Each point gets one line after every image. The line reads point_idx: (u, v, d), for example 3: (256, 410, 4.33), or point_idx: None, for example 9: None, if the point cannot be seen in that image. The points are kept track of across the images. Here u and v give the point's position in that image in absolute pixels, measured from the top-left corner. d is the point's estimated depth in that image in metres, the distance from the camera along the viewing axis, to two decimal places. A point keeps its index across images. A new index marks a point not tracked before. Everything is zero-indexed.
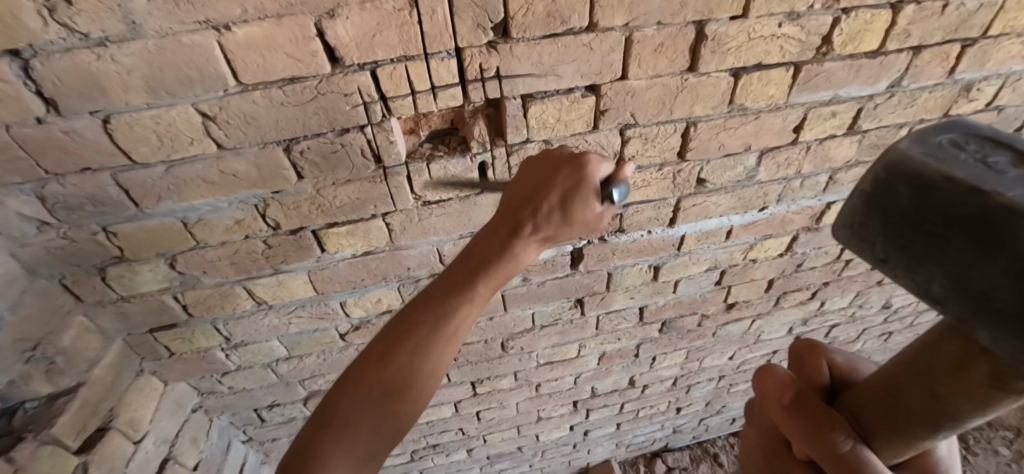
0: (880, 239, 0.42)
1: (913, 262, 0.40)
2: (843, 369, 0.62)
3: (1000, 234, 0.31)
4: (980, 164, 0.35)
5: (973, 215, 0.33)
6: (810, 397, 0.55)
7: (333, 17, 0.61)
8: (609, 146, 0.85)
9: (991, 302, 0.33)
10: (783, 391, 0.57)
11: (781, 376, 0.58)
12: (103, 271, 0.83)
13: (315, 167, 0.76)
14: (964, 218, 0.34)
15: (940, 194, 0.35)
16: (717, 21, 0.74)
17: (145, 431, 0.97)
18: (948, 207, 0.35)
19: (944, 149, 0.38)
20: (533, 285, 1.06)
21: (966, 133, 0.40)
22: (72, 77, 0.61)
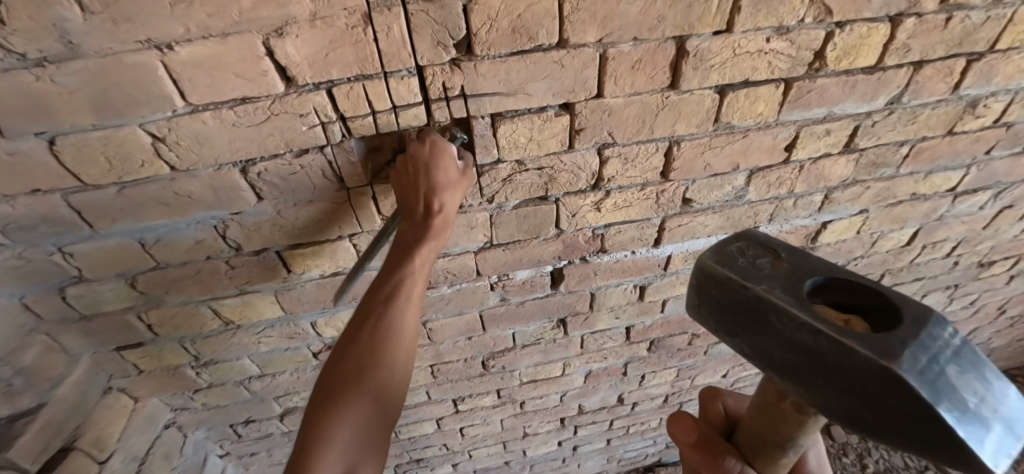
0: (714, 317, 0.60)
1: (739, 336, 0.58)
2: (734, 407, 0.82)
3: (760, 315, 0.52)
4: (759, 260, 0.55)
5: (750, 304, 0.52)
6: (707, 436, 0.73)
7: (282, 35, 0.58)
8: (586, 167, 0.81)
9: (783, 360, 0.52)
10: (690, 432, 0.73)
11: (686, 419, 0.74)
12: (63, 290, 0.81)
13: (273, 188, 0.73)
14: (743, 309, 0.54)
15: (738, 293, 0.53)
16: (698, 36, 0.70)
17: (113, 450, 0.95)
18: (736, 296, 0.54)
19: (733, 255, 0.56)
20: (512, 305, 1.02)
21: (751, 239, 0.58)
22: (10, 98, 0.58)
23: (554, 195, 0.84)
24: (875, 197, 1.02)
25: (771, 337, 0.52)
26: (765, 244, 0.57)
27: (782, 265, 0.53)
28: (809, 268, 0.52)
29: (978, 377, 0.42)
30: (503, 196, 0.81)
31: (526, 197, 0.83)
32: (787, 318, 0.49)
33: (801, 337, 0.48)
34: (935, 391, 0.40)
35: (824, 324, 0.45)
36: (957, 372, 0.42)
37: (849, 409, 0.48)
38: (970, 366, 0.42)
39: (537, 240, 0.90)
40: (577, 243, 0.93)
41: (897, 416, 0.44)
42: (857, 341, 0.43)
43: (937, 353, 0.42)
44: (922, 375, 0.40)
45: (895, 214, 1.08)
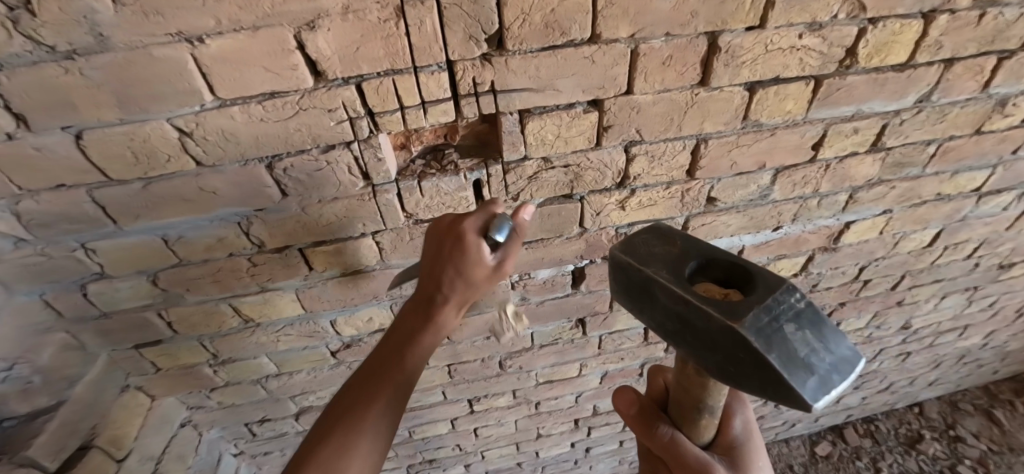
0: (617, 294, 0.63)
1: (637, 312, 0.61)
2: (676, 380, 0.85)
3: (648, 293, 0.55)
4: (655, 246, 0.58)
5: (642, 284, 0.55)
6: (646, 407, 0.76)
7: (314, 28, 0.57)
8: (613, 164, 0.80)
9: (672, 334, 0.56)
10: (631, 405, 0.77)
11: (627, 393, 0.78)
12: (83, 287, 0.80)
13: (299, 184, 0.72)
14: (638, 288, 0.57)
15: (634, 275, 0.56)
16: (731, 32, 0.69)
17: (130, 449, 0.94)
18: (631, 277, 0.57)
19: (637, 244, 0.58)
20: (531, 304, 1.01)
21: (659, 231, 0.60)
22: (37, 92, 0.58)
23: (579, 193, 0.83)
24: (899, 198, 1.01)
25: (659, 313, 0.56)
26: (665, 234, 0.59)
27: (674, 248, 0.56)
28: (694, 250, 0.56)
29: (813, 333, 0.48)
30: (528, 193, 0.81)
31: (551, 195, 0.82)
32: (667, 293, 0.52)
33: (677, 310, 0.52)
34: (767, 341, 0.46)
35: (692, 294, 0.50)
36: (791, 327, 0.47)
37: (716, 368, 0.53)
38: (799, 322, 0.48)
39: (560, 238, 0.89)
40: (600, 242, 0.92)
41: (740, 367, 0.49)
42: (713, 307, 0.48)
43: (776, 313, 0.47)
44: (759, 330, 0.46)
45: (919, 215, 1.06)
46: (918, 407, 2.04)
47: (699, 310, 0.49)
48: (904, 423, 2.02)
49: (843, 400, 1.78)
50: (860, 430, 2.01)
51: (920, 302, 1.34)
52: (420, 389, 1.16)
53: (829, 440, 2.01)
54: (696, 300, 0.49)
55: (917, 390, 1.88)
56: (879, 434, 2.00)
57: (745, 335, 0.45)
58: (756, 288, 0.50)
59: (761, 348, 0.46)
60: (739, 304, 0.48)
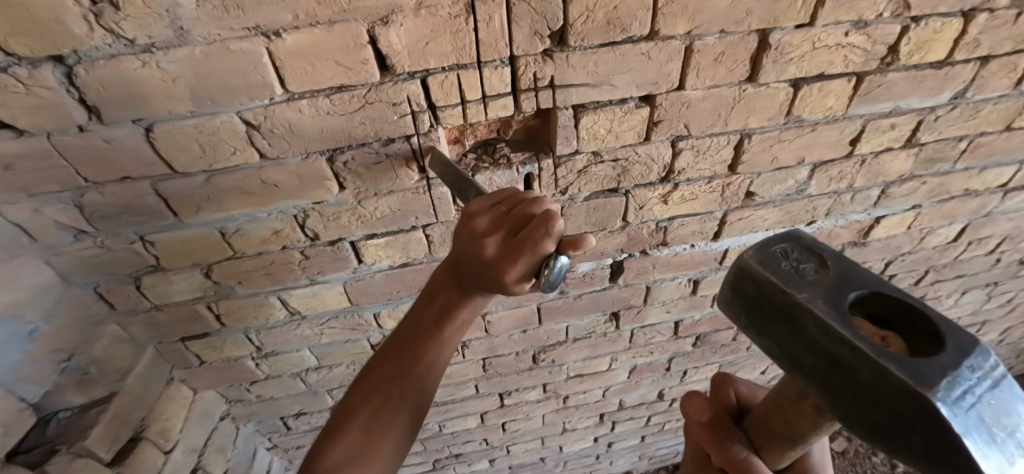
0: (736, 311, 0.54)
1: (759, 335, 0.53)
2: (746, 396, 0.73)
3: (789, 321, 0.46)
4: (804, 265, 0.48)
5: (783, 308, 0.47)
6: (720, 418, 0.66)
7: (387, 23, 0.58)
8: (659, 159, 0.82)
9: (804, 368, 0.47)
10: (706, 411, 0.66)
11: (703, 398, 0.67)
12: (137, 280, 0.81)
13: (357, 178, 0.73)
14: (775, 312, 0.48)
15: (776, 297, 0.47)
16: (781, 30, 0.70)
17: (175, 441, 0.95)
18: (772, 298, 0.48)
19: (777, 258, 0.49)
20: (569, 298, 1.03)
21: (798, 242, 0.51)
22: (114, 85, 0.59)
23: (625, 188, 0.85)
24: (928, 193, 1.03)
25: (796, 343, 0.47)
26: (811, 248, 0.50)
27: (830, 273, 0.47)
28: (856, 277, 0.46)
29: (1009, 406, 0.37)
30: (576, 187, 0.82)
31: (598, 189, 0.84)
32: (819, 327, 0.44)
33: (826, 347, 0.43)
34: (963, 420, 0.36)
35: (860, 339, 0.40)
36: (989, 402, 0.37)
37: (851, 419, 0.44)
38: (1000, 396, 0.37)
39: (603, 232, 0.91)
40: (641, 236, 0.93)
41: (902, 434, 0.40)
42: (889, 360, 0.38)
43: (966, 383, 0.37)
44: (952, 400, 0.36)
45: (946, 210, 1.09)
46: None
47: (870, 361, 0.39)
48: None
49: None
50: None
51: (941, 297, 1.36)
52: (455, 383, 1.17)
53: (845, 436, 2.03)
54: (867, 347, 0.40)
55: None
56: None
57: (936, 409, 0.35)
58: (943, 344, 0.40)
59: (950, 422, 0.35)
60: (927, 364, 0.38)
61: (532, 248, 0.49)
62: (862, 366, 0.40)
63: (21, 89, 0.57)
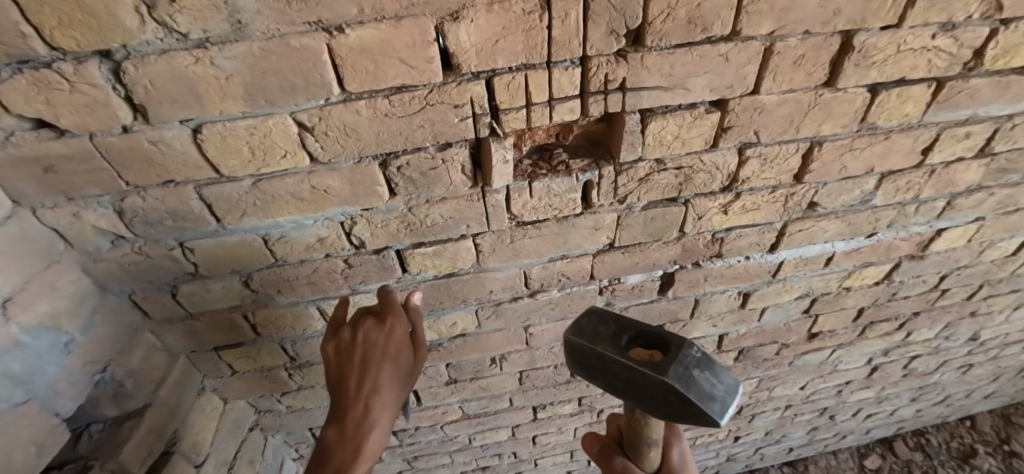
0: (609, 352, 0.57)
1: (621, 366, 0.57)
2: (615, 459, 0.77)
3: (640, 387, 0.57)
4: (599, 328, 0.60)
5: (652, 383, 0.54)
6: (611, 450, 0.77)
7: (457, 19, 0.55)
8: (724, 167, 0.77)
9: (638, 384, 0.56)
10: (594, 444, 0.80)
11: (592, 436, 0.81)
12: (174, 288, 0.77)
13: (411, 184, 0.69)
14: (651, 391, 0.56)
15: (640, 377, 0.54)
16: (867, 31, 0.66)
17: (206, 455, 0.90)
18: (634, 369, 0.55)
19: (582, 329, 0.60)
20: (616, 310, 0.98)
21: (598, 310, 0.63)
22: (163, 82, 0.55)
23: (685, 197, 0.80)
24: (996, 204, 0.98)
25: (606, 372, 0.60)
26: (593, 310, 0.63)
27: (609, 329, 0.59)
28: (626, 322, 0.59)
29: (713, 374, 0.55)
30: (636, 196, 0.78)
31: (658, 198, 0.79)
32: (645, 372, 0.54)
33: (618, 389, 0.60)
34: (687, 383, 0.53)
35: (631, 360, 0.54)
36: (698, 371, 0.55)
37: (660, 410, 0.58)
38: (728, 397, 0.56)
39: (658, 243, 0.86)
40: (696, 246, 0.89)
41: (677, 402, 0.54)
42: (644, 366, 0.54)
43: (713, 389, 0.55)
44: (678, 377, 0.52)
45: (1011, 223, 1.04)
46: (969, 420, 1.98)
47: (641, 408, 0.61)
48: (956, 436, 1.96)
49: (898, 412, 1.71)
50: (910, 443, 1.95)
51: (992, 312, 1.31)
52: (490, 395, 1.13)
53: (878, 452, 1.95)
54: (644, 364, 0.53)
55: (973, 404, 1.81)
56: (929, 447, 1.94)
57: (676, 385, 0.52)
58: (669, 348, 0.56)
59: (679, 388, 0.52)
60: (692, 409, 0.54)
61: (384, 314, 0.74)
62: (695, 393, 0.53)
63: (66, 87, 0.53)
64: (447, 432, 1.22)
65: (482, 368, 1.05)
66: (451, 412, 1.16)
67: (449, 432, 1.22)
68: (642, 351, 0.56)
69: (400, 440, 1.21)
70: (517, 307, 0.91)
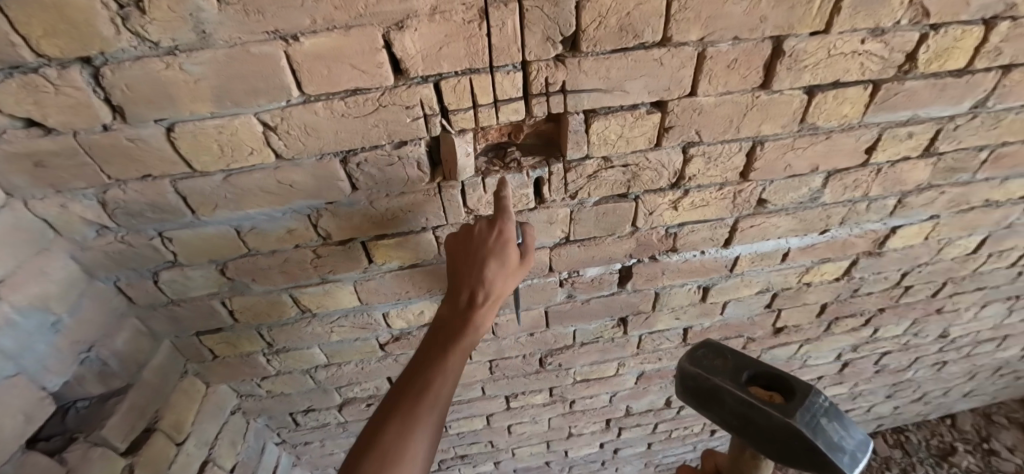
0: (726, 391, 0.62)
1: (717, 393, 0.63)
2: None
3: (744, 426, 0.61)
4: (715, 362, 0.66)
5: (754, 419, 0.59)
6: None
7: (402, 28, 0.60)
8: (670, 165, 0.81)
9: (752, 422, 0.59)
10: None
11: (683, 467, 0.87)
12: (156, 275, 0.83)
13: (370, 179, 0.75)
14: (755, 428, 0.60)
15: (757, 415, 0.58)
16: (796, 37, 0.70)
17: (188, 433, 0.96)
18: (730, 399, 0.61)
19: (698, 362, 0.66)
20: (578, 302, 1.03)
21: (712, 346, 0.69)
22: (138, 86, 0.61)
23: (635, 193, 0.85)
24: (948, 203, 1.01)
25: (724, 411, 0.64)
26: (718, 349, 0.68)
27: (730, 366, 0.64)
28: (743, 361, 0.64)
29: (840, 423, 0.58)
30: (586, 192, 0.83)
31: (608, 194, 0.84)
32: (763, 411, 0.58)
33: (736, 428, 0.63)
34: (813, 429, 0.56)
35: (754, 399, 0.59)
36: (825, 419, 0.58)
37: (767, 452, 0.61)
38: (856, 448, 0.59)
39: (612, 237, 0.91)
40: (650, 241, 0.93)
41: (789, 450, 0.58)
42: (768, 407, 0.58)
43: (841, 439, 0.58)
44: (806, 422, 0.56)
45: (967, 221, 1.07)
46: (951, 418, 1.99)
47: (754, 450, 0.64)
48: (936, 435, 1.98)
49: (875, 408, 1.74)
50: (890, 440, 1.97)
51: (960, 310, 1.33)
52: (462, 384, 1.18)
53: None
54: (790, 407, 0.57)
55: (953, 402, 1.82)
56: (910, 445, 1.96)
57: (800, 429, 0.55)
58: (796, 392, 0.59)
59: (808, 434, 0.55)
60: (810, 450, 0.56)
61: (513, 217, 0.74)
62: (821, 439, 0.56)
63: (51, 89, 0.59)
64: None
65: None
66: None
67: None
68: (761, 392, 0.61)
69: None
70: None
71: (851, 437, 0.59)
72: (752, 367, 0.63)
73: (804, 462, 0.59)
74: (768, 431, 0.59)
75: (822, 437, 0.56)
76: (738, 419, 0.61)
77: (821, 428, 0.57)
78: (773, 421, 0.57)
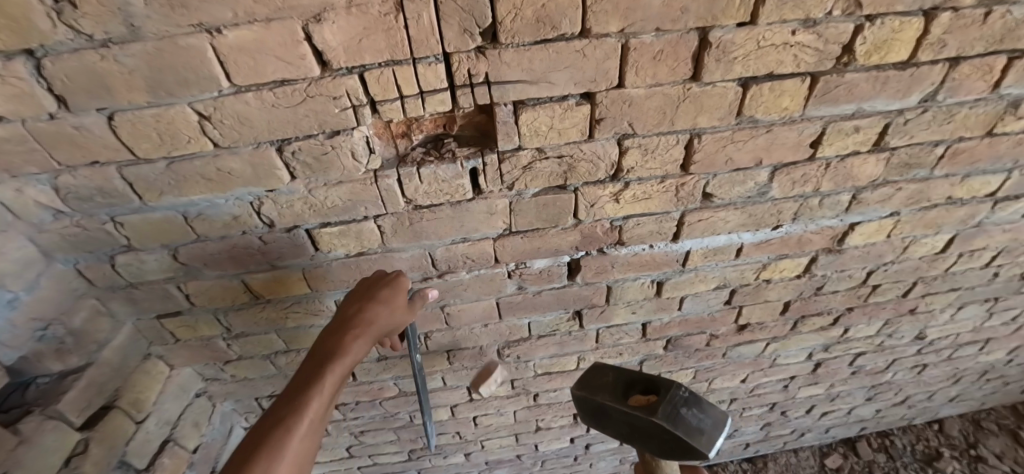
0: (608, 400, 0.70)
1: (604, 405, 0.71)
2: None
3: (633, 430, 0.70)
4: (603, 377, 0.75)
5: (633, 421, 0.67)
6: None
7: (320, 21, 0.62)
8: (606, 156, 0.82)
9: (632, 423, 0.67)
10: None
11: None
12: (113, 258, 0.87)
13: (306, 168, 0.78)
14: (639, 430, 0.68)
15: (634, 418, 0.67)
16: (722, 28, 0.70)
17: (148, 412, 1.00)
18: (615, 409, 0.70)
19: (586, 381, 0.75)
20: (529, 294, 1.04)
21: (600, 366, 0.78)
22: (77, 76, 0.64)
23: (573, 185, 0.86)
24: (906, 200, 1.00)
25: (615, 422, 0.72)
26: (603, 367, 0.77)
27: (612, 380, 0.73)
28: (622, 375, 0.74)
29: (698, 409, 0.66)
30: (523, 183, 0.84)
31: (546, 185, 0.85)
32: (635, 414, 0.66)
33: (628, 434, 0.71)
34: (671, 419, 0.64)
35: (626, 406, 0.67)
36: (685, 409, 0.66)
37: (654, 448, 0.69)
38: (715, 430, 0.66)
39: (556, 229, 0.92)
40: (595, 234, 0.94)
41: (665, 440, 0.66)
42: (636, 410, 0.66)
43: (700, 423, 0.65)
44: (666, 416, 0.64)
45: (929, 219, 1.05)
46: (938, 423, 1.96)
47: (648, 451, 0.72)
48: (923, 439, 1.94)
49: (856, 411, 1.71)
50: (874, 444, 1.94)
51: (935, 312, 1.30)
52: (422, 373, 1.20)
53: (841, 452, 1.95)
54: (653, 407, 0.65)
55: (939, 407, 1.78)
56: (895, 449, 1.93)
57: (662, 423, 0.63)
58: (660, 389, 0.68)
59: (668, 426, 0.63)
60: (678, 440, 0.64)
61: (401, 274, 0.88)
62: (683, 429, 0.64)
63: None
64: (387, 407, 1.30)
65: (409, 346, 1.12)
66: (388, 388, 1.23)
67: (389, 408, 1.30)
68: (637, 397, 0.69)
69: (343, 414, 1.29)
70: (429, 287, 0.98)
71: (711, 417, 0.67)
72: (629, 379, 0.72)
73: (684, 452, 0.66)
74: (647, 430, 0.67)
75: (685, 427, 0.64)
76: (627, 424, 0.70)
77: (686, 419, 0.65)
78: (646, 423, 0.66)
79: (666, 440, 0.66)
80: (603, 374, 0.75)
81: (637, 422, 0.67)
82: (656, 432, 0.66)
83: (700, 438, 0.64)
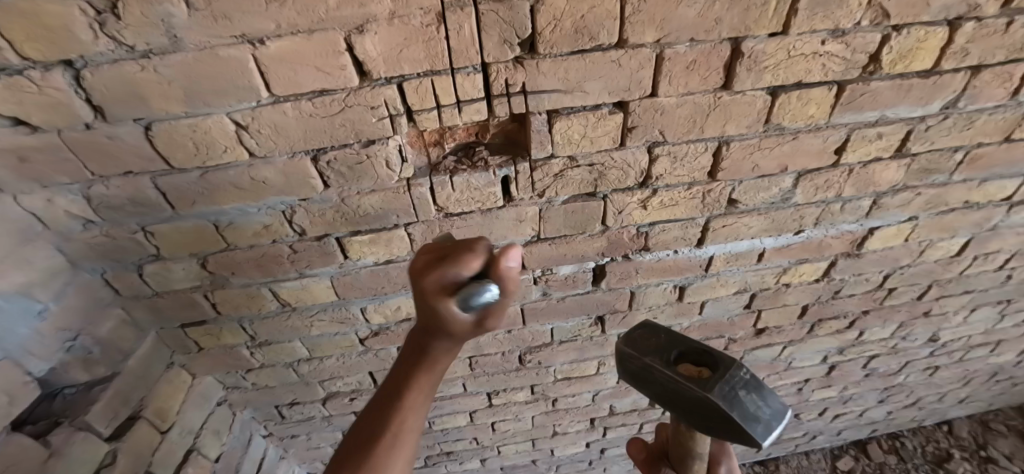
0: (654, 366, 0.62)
1: (649, 368, 0.63)
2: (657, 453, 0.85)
3: (673, 397, 0.63)
4: (650, 339, 0.67)
5: (682, 392, 0.60)
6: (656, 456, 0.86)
7: (362, 32, 0.62)
8: (636, 164, 0.83)
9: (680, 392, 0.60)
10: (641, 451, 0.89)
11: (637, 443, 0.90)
12: (140, 268, 0.86)
13: (340, 177, 0.78)
14: (683, 399, 0.61)
15: (684, 388, 0.59)
16: (754, 38, 0.71)
17: (172, 422, 0.99)
18: (661, 373, 0.62)
19: (633, 340, 0.67)
20: (553, 300, 1.05)
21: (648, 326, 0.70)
22: (115, 86, 0.64)
23: (603, 192, 0.86)
24: (925, 204, 1.01)
25: (654, 386, 0.65)
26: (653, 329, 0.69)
27: (661, 343, 0.66)
28: (674, 340, 0.66)
29: (756, 394, 0.60)
30: (554, 191, 0.85)
31: (576, 193, 0.86)
32: (687, 388, 0.59)
33: (666, 400, 0.64)
34: (729, 401, 0.57)
35: (679, 377, 0.60)
36: (742, 391, 0.60)
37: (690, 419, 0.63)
38: (772, 420, 0.61)
39: (583, 235, 0.93)
40: (621, 240, 0.95)
41: (712, 419, 0.59)
42: (688, 382, 0.59)
43: (758, 410, 0.60)
44: (725, 396, 0.57)
45: (946, 223, 1.06)
46: (947, 425, 1.99)
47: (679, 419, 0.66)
48: (932, 441, 1.97)
49: (867, 413, 1.72)
50: (884, 446, 1.96)
51: (948, 314, 1.32)
52: (443, 380, 1.20)
53: (852, 455, 1.96)
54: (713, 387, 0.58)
55: (949, 408, 1.80)
56: (904, 451, 1.95)
57: (718, 403, 0.57)
58: (718, 367, 0.61)
59: (723, 407, 0.57)
60: (729, 422, 0.58)
61: (459, 260, 0.43)
62: (740, 412, 0.57)
63: (35, 90, 0.63)
64: None
65: None
66: None
67: None
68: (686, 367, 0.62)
69: None
70: None
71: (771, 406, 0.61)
72: (683, 348, 0.64)
73: (726, 434, 0.60)
74: (694, 402, 0.60)
75: (740, 410, 0.57)
76: (667, 390, 0.63)
77: (741, 403, 0.58)
78: (697, 394, 0.58)
79: (711, 414, 0.59)
80: (649, 335, 0.67)
81: (685, 394, 0.60)
82: (706, 406, 0.58)
83: (751, 424, 0.58)
